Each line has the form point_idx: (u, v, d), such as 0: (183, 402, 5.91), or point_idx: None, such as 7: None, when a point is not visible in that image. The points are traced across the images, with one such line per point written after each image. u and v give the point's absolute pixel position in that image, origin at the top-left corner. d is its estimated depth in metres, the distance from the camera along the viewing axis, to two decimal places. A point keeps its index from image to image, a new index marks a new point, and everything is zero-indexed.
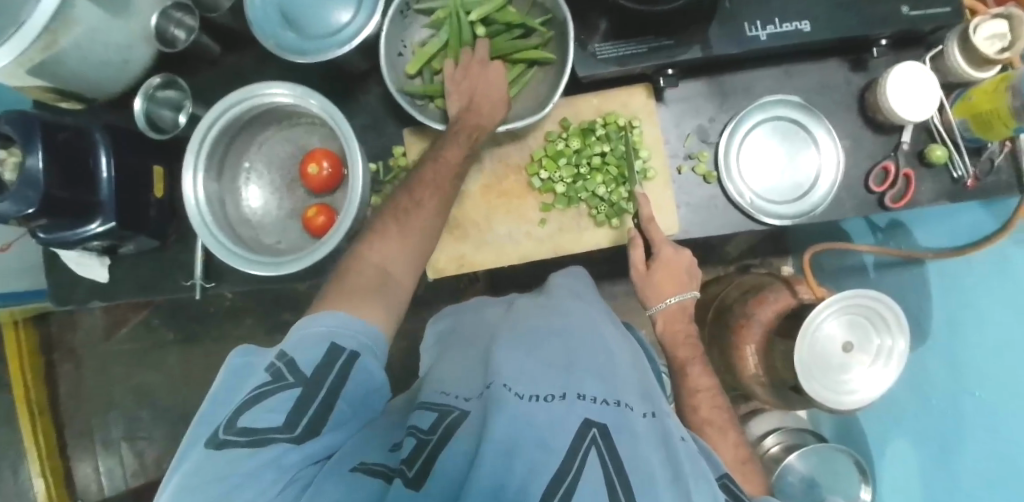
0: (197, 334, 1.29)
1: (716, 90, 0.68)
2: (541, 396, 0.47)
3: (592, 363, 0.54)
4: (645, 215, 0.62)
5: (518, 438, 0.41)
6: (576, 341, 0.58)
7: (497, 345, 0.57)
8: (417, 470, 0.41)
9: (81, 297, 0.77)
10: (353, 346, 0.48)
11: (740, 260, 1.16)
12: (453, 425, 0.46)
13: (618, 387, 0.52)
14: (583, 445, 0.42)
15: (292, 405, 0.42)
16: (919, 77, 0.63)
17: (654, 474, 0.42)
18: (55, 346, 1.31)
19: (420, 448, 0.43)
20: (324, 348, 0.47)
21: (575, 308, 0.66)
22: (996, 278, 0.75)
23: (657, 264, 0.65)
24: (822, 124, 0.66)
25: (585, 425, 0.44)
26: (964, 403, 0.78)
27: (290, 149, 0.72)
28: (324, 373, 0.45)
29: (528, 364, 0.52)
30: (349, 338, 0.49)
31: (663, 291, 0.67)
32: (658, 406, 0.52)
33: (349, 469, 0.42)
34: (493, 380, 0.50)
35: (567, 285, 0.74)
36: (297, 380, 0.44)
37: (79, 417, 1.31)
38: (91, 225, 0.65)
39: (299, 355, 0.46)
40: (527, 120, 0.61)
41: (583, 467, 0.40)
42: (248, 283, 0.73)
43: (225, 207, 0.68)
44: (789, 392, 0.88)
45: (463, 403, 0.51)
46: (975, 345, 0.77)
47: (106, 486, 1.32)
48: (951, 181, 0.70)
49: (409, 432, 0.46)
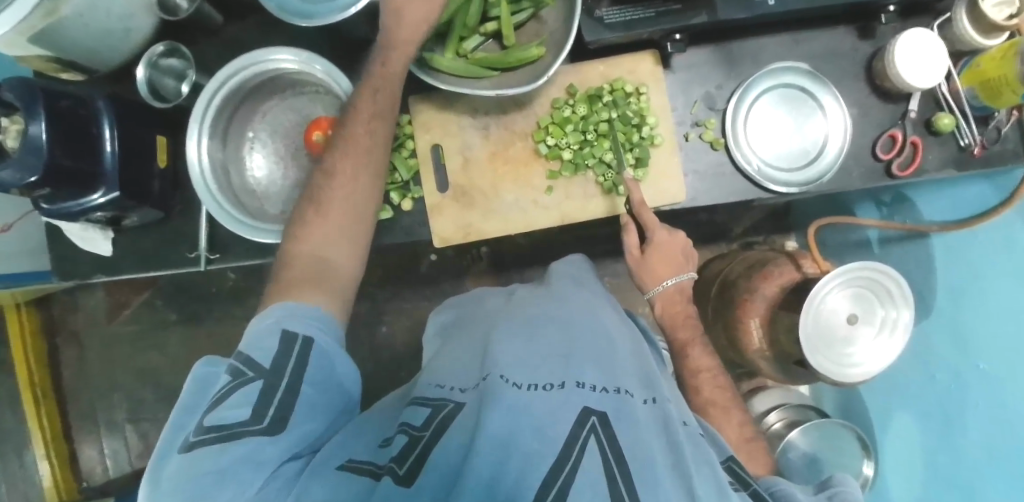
0: (200, 316, 1.29)
1: (724, 57, 0.67)
2: (539, 386, 0.47)
3: (591, 350, 0.54)
4: (637, 201, 0.61)
5: (513, 433, 0.41)
6: (574, 327, 0.58)
7: (494, 339, 0.57)
8: (408, 468, 0.41)
9: (83, 271, 0.77)
10: (306, 332, 0.49)
11: (744, 237, 1.17)
12: (448, 417, 0.47)
13: (618, 374, 0.52)
14: (582, 433, 0.42)
15: (258, 396, 0.43)
16: (928, 42, 0.63)
17: (655, 460, 0.41)
18: (57, 329, 1.31)
19: (410, 447, 0.43)
20: (277, 339, 0.47)
21: (571, 296, 0.66)
22: (999, 248, 0.75)
23: (651, 248, 0.66)
24: (829, 90, 0.66)
25: (584, 413, 0.44)
26: (970, 377, 0.78)
27: (295, 118, 0.71)
28: (283, 361, 0.46)
29: (525, 353, 0.53)
30: (300, 322, 0.49)
31: (658, 273, 0.67)
32: (658, 391, 0.52)
33: (336, 467, 0.42)
34: (488, 374, 0.50)
35: (568, 273, 0.74)
36: (259, 374, 0.44)
37: (83, 399, 1.32)
38: (94, 195, 0.64)
39: (254, 351, 0.46)
40: (519, 89, 0.59)
41: (583, 456, 0.40)
42: (254, 255, 0.72)
43: (229, 176, 0.68)
44: (793, 366, 0.88)
45: (458, 395, 0.51)
46: (978, 323, 0.77)
47: (111, 468, 1.32)
48: (957, 149, 0.70)
49: (401, 430, 0.47)
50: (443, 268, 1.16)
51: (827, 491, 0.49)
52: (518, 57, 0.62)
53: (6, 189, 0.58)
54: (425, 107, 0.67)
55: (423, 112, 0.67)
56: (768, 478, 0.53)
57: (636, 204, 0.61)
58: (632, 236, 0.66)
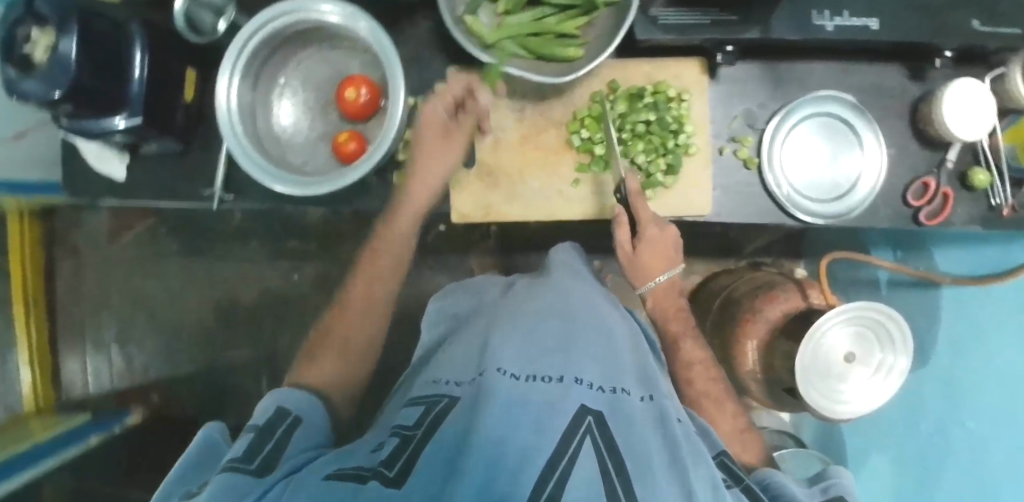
0: (200, 249, 1.29)
1: (771, 76, 0.66)
2: (537, 378, 0.47)
3: (592, 346, 0.54)
4: (632, 189, 0.60)
5: (509, 428, 0.40)
6: (575, 321, 0.58)
7: (494, 331, 0.56)
8: (397, 472, 0.39)
9: (95, 191, 0.76)
10: (297, 408, 0.51)
11: (753, 256, 1.18)
12: (438, 417, 0.46)
13: (618, 371, 0.53)
14: (579, 432, 0.42)
15: (250, 445, 0.44)
16: (978, 94, 0.61)
17: (653, 459, 0.43)
18: (57, 242, 1.31)
19: (400, 450, 0.42)
20: (273, 409, 0.50)
21: (575, 292, 0.65)
22: (1011, 310, 0.77)
23: (643, 242, 0.61)
24: (870, 127, 0.65)
25: (582, 411, 0.44)
26: (953, 433, 0.81)
27: (329, 71, 0.70)
28: (276, 423, 0.48)
29: (523, 345, 0.52)
30: (296, 399, 0.52)
31: (646, 273, 0.64)
32: (655, 389, 0.53)
33: (321, 478, 0.38)
34: (486, 367, 0.49)
35: (567, 262, 0.75)
36: (253, 430, 0.46)
37: (73, 314, 1.32)
38: (116, 118, 0.63)
39: (252, 422, 0.48)
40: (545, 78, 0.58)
41: (580, 453, 0.40)
42: (270, 202, 0.73)
43: (256, 120, 0.67)
44: (782, 393, 0.89)
45: (454, 389, 0.51)
46: (974, 376, 0.80)
47: (92, 385, 1.32)
48: (986, 208, 0.69)
49: (394, 432, 0.46)
50: (449, 239, 1.16)
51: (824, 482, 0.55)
52: (550, 51, 0.61)
53: (28, 101, 0.57)
54: (463, 79, 0.66)
55: None
56: (762, 471, 0.57)
57: (631, 193, 0.60)
58: (625, 231, 0.62)
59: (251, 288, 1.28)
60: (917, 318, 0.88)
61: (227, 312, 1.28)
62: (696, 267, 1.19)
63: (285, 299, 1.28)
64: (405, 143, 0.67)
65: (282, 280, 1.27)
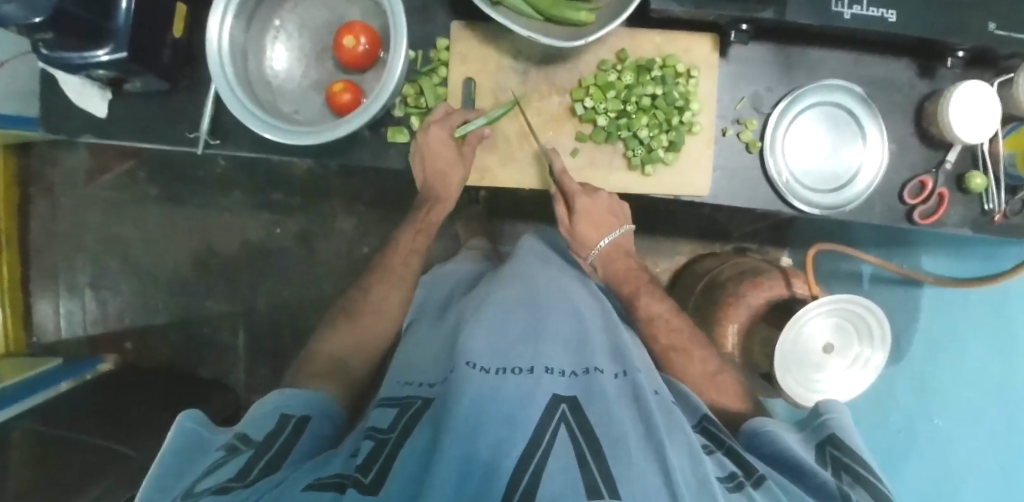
0: (182, 196, 1.25)
1: (781, 60, 0.65)
2: (507, 371, 0.49)
3: (560, 331, 0.57)
4: (558, 170, 0.61)
5: (479, 425, 0.41)
6: (545, 315, 0.59)
7: (463, 330, 0.58)
8: (373, 478, 0.40)
9: (71, 128, 0.72)
10: (301, 412, 0.55)
11: (739, 241, 1.19)
12: (410, 423, 0.48)
13: (588, 354, 0.54)
14: (552, 421, 0.44)
15: (244, 463, 0.45)
16: (985, 96, 0.60)
17: (627, 433, 0.43)
18: (32, 179, 1.26)
19: (376, 450, 0.44)
20: (275, 420, 0.53)
21: (543, 277, 0.68)
22: (987, 320, 0.83)
23: (579, 215, 0.64)
24: (875, 120, 0.64)
25: (555, 400, 0.46)
26: (919, 425, 0.85)
27: (328, 17, 0.67)
28: (275, 436, 0.50)
29: (494, 340, 0.54)
30: (296, 407, 0.55)
31: (590, 241, 0.69)
32: (629, 364, 0.54)
33: (301, 489, 0.40)
34: (455, 363, 0.51)
35: (534, 250, 0.75)
36: (249, 447, 0.48)
37: (47, 255, 1.28)
38: (99, 51, 0.59)
39: (250, 430, 0.50)
40: (554, 41, 0.55)
41: (554, 441, 0.42)
42: (257, 149, 0.70)
43: (247, 63, 0.63)
44: (759, 379, 0.91)
45: (428, 391, 0.53)
46: (944, 374, 0.85)
47: (64, 329, 1.29)
48: (979, 212, 0.69)
49: (367, 435, 0.47)
50: None
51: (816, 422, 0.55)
52: (562, 14, 0.58)
53: (3, 25, 0.52)
54: (468, 37, 0.63)
55: (462, 39, 0.63)
56: (756, 420, 0.57)
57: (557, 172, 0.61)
58: (564, 207, 0.66)
59: (232, 239, 1.26)
60: (898, 316, 0.90)
61: (208, 262, 1.26)
62: (683, 249, 1.20)
63: (265, 252, 1.25)
64: (403, 97, 0.65)
65: (264, 232, 1.25)
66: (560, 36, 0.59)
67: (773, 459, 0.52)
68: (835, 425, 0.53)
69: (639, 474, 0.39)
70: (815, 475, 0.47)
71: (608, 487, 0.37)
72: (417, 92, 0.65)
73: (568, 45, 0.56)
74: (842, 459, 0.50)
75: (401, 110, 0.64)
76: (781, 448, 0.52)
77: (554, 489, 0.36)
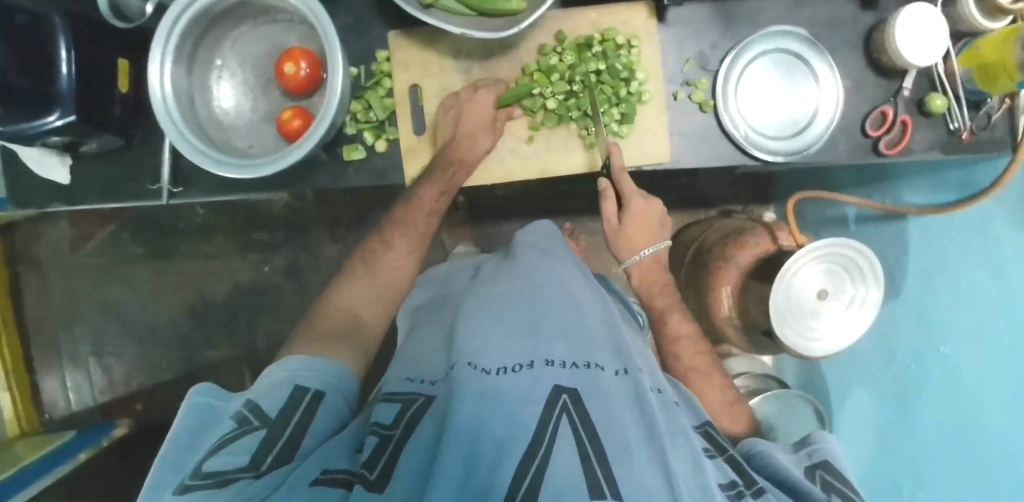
0: (167, 250, 1.26)
1: (721, 15, 0.65)
2: (508, 368, 0.48)
3: (561, 317, 0.56)
4: (616, 166, 0.62)
5: (480, 425, 0.41)
6: (542, 303, 0.58)
7: (461, 323, 0.57)
8: (379, 473, 0.41)
9: (39, 199, 0.73)
10: (316, 385, 0.54)
11: (721, 204, 1.19)
12: (415, 417, 0.48)
13: (589, 347, 0.53)
14: (553, 414, 0.44)
15: (258, 443, 0.45)
16: (931, 17, 0.60)
17: (628, 434, 0.44)
18: (19, 258, 1.27)
19: (382, 445, 0.44)
20: (287, 391, 0.52)
21: (536, 265, 0.66)
22: (972, 237, 0.73)
23: (629, 218, 0.68)
24: (824, 58, 0.64)
25: (557, 392, 0.46)
26: (931, 366, 0.78)
27: (267, 48, 0.67)
28: (290, 413, 0.50)
29: (493, 332, 0.53)
30: (310, 378, 0.55)
31: (638, 243, 0.70)
32: (630, 362, 0.54)
33: (309, 483, 0.41)
34: (456, 360, 0.51)
35: (534, 242, 0.74)
36: (262, 422, 0.48)
37: (45, 330, 1.29)
38: (49, 117, 0.58)
39: (263, 401, 0.51)
40: (486, 34, 0.55)
41: (556, 436, 0.41)
42: (221, 191, 0.70)
43: (195, 106, 0.64)
44: (760, 337, 0.91)
45: (430, 389, 0.53)
46: (948, 307, 0.75)
47: (74, 400, 1.30)
48: (946, 133, 0.68)
49: (372, 431, 0.47)
50: None
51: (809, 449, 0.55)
52: (495, 6, 0.57)
53: None
54: (408, 45, 0.64)
55: (403, 47, 0.64)
56: (749, 441, 0.57)
57: (615, 169, 0.62)
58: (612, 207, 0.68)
59: (222, 285, 1.26)
60: (888, 251, 0.89)
61: (204, 310, 1.27)
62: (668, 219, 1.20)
63: (257, 293, 1.26)
64: (351, 114, 0.65)
65: (253, 273, 1.25)
66: (494, 29, 0.58)
67: (767, 472, 0.52)
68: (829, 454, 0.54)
69: (641, 479, 0.40)
70: (810, 493, 0.47)
71: (609, 487, 0.38)
72: (364, 107, 0.65)
73: (502, 37, 0.56)
74: (834, 484, 0.50)
75: (353, 128, 0.65)
76: (775, 469, 0.51)
77: (557, 486, 0.37)
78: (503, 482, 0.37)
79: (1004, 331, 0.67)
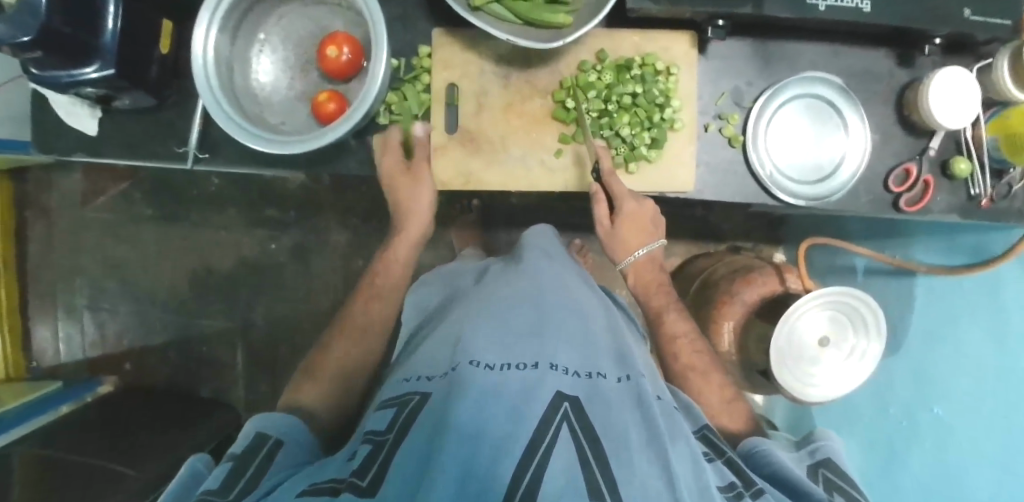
0: (177, 215, 1.26)
1: (760, 54, 0.66)
2: (512, 366, 0.49)
3: (567, 326, 0.56)
4: (605, 170, 0.62)
5: (482, 425, 0.41)
6: (549, 311, 0.58)
7: (467, 324, 0.58)
8: (370, 480, 0.41)
9: (62, 148, 0.73)
10: (278, 428, 0.55)
11: (732, 240, 1.20)
12: (414, 413, 0.48)
13: (592, 354, 0.54)
14: (555, 418, 0.43)
15: (227, 474, 0.46)
16: (965, 82, 0.60)
17: (629, 438, 0.44)
18: (29, 203, 1.28)
19: (376, 453, 0.44)
20: (254, 435, 0.54)
21: (546, 272, 0.67)
22: (982, 304, 0.73)
23: (621, 219, 0.65)
24: (856, 109, 0.64)
25: (558, 398, 0.45)
26: (922, 418, 0.78)
27: (312, 29, 0.68)
28: (256, 450, 0.51)
29: (498, 334, 0.54)
30: (273, 422, 0.56)
31: (630, 244, 0.68)
32: (632, 369, 0.54)
33: (297, 494, 0.41)
34: (459, 360, 0.51)
35: (540, 244, 0.75)
36: (230, 459, 0.49)
37: (45, 278, 1.29)
38: (87, 69, 0.59)
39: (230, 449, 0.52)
40: (532, 43, 0.55)
41: (557, 439, 0.42)
42: (246, 163, 0.70)
43: (233, 76, 0.64)
44: (756, 376, 0.91)
45: (426, 384, 0.53)
46: (943, 364, 0.76)
47: (63, 352, 1.30)
48: (966, 198, 0.68)
49: (366, 439, 0.47)
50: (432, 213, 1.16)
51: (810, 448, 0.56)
52: (541, 17, 0.58)
53: None
54: (450, 44, 0.65)
55: (445, 46, 0.65)
56: (751, 439, 0.57)
57: (604, 171, 0.62)
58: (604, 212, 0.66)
59: (226, 256, 1.26)
60: (893, 305, 0.89)
61: (204, 279, 1.27)
62: (677, 248, 1.21)
63: (261, 268, 1.26)
64: (386, 105, 0.66)
65: (259, 248, 1.25)
66: (540, 38, 0.59)
67: (765, 465, 0.53)
68: (829, 451, 0.55)
69: (641, 482, 0.40)
70: (809, 493, 0.48)
71: (609, 490, 0.38)
72: (400, 99, 0.66)
73: (546, 47, 0.56)
74: (835, 481, 0.51)
75: (386, 118, 0.66)
76: (774, 467, 0.51)
77: (556, 487, 0.37)
78: (502, 480, 0.37)
79: (995, 393, 0.68)
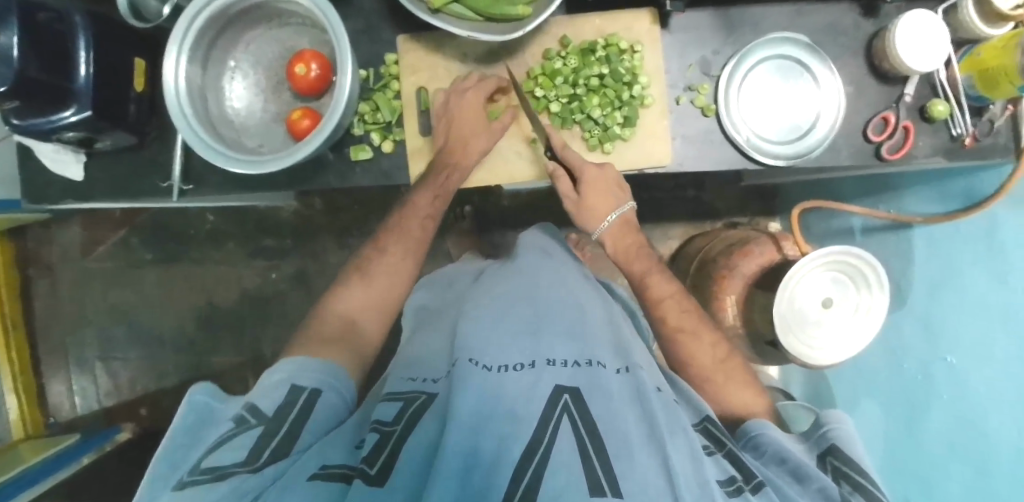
0: (177, 256, 1.27)
1: (723, 22, 0.66)
2: (509, 366, 0.50)
3: (563, 322, 0.57)
4: (556, 143, 0.63)
5: (481, 423, 0.42)
6: (546, 309, 0.59)
7: (464, 324, 0.58)
8: (378, 469, 0.40)
9: (53, 196, 0.74)
10: (313, 383, 0.54)
11: (728, 216, 1.20)
12: (419, 411, 0.49)
13: (590, 346, 0.54)
14: (555, 415, 0.44)
15: (253, 441, 0.45)
16: (931, 24, 0.60)
17: (629, 431, 0.44)
18: (32, 262, 1.30)
19: (383, 441, 0.44)
20: (285, 390, 0.53)
21: (540, 270, 0.68)
22: (982, 246, 0.69)
23: (584, 186, 0.64)
24: (824, 63, 0.64)
25: (557, 392, 0.46)
26: (938, 371, 0.76)
27: (279, 50, 0.69)
28: (287, 410, 0.50)
29: (495, 332, 0.54)
30: (308, 376, 0.55)
31: (599, 213, 0.66)
32: (631, 361, 0.54)
33: (308, 478, 0.41)
34: (458, 358, 0.51)
35: (536, 242, 0.75)
36: (259, 422, 0.48)
37: (55, 333, 1.31)
38: (65, 112, 0.60)
39: (260, 402, 0.51)
40: (489, 36, 0.57)
41: (557, 434, 0.42)
42: (228, 188, 0.71)
43: (208, 105, 0.65)
44: (765, 347, 0.90)
45: (431, 386, 0.53)
46: (948, 313, 0.74)
47: (79, 404, 1.31)
48: (949, 138, 0.68)
49: (372, 428, 0.46)
50: None
51: (820, 432, 0.55)
52: (501, 10, 0.59)
53: None
54: (416, 48, 0.67)
55: (411, 53, 0.67)
56: (756, 421, 0.57)
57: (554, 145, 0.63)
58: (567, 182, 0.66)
59: (230, 291, 1.27)
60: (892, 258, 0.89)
61: (210, 316, 1.28)
62: (674, 230, 1.21)
63: (265, 299, 1.27)
64: (360, 116, 0.67)
65: (261, 279, 1.26)
66: (499, 31, 0.59)
67: (777, 463, 0.51)
68: (838, 436, 0.53)
69: (641, 474, 0.40)
70: (816, 478, 0.48)
71: (609, 485, 0.37)
72: (372, 108, 0.67)
73: (505, 39, 0.58)
74: (842, 469, 0.50)
75: (361, 129, 0.66)
76: (781, 451, 0.52)
77: (557, 486, 0.37)
78: (504, 480, 0.38)
79: (1007, 338, 0.63)
